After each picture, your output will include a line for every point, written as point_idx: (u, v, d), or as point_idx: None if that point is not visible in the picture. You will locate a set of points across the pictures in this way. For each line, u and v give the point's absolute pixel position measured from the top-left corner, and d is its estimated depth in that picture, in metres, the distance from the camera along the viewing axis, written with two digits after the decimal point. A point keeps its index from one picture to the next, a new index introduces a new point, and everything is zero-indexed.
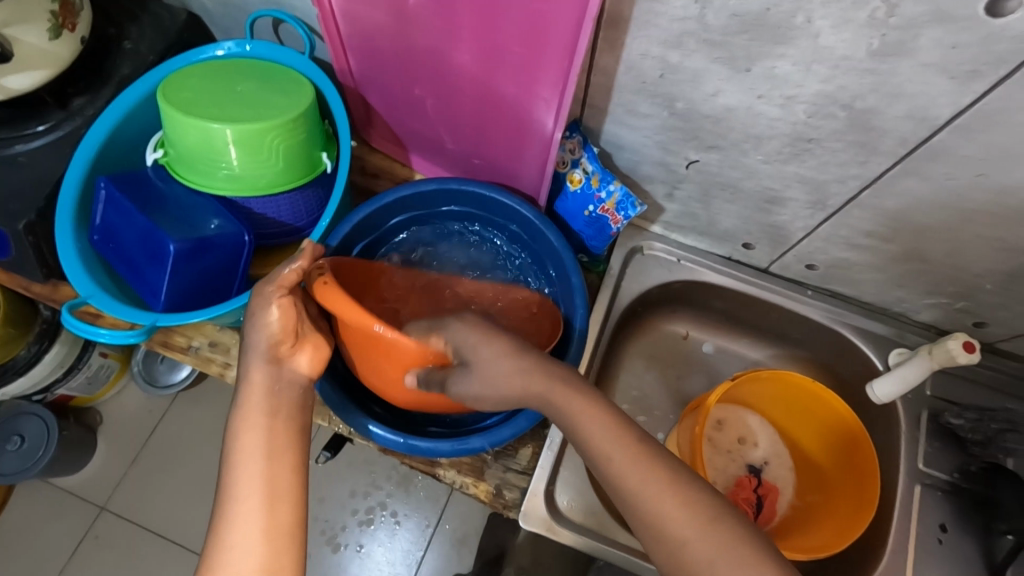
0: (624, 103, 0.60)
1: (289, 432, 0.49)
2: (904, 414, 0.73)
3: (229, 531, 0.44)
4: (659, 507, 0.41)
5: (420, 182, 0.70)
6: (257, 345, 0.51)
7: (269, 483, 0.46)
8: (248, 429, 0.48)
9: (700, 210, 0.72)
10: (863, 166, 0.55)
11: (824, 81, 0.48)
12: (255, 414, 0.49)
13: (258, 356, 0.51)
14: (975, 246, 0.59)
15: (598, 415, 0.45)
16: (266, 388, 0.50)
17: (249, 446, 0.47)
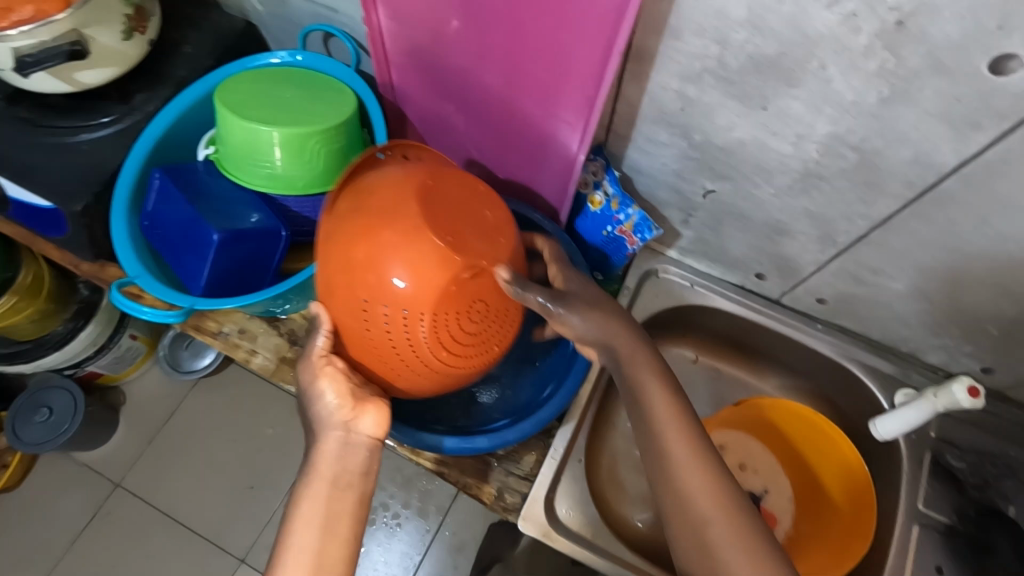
0: (645, 132, 0.63)
1: (348, 501, 0.53)
2: (907, 454, 0.73)
3: None
4: (699, 493, 0.49)
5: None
6: (324, 416, 0.55)
7: (318, 556, 0.51)
8: (308, 498, 0.53)
9: (714, 238, 0.75)
10: (872, 206, 0.58)
11: (834, 123, 0.51)
12: (313, 490, 0.53)
13: (323, 417, 0.55)
14: (980, 291, 0.61)
15: (704, 470, 0.51)
16: (331, 455, 0.54)
17: (308, 521, 0.51)
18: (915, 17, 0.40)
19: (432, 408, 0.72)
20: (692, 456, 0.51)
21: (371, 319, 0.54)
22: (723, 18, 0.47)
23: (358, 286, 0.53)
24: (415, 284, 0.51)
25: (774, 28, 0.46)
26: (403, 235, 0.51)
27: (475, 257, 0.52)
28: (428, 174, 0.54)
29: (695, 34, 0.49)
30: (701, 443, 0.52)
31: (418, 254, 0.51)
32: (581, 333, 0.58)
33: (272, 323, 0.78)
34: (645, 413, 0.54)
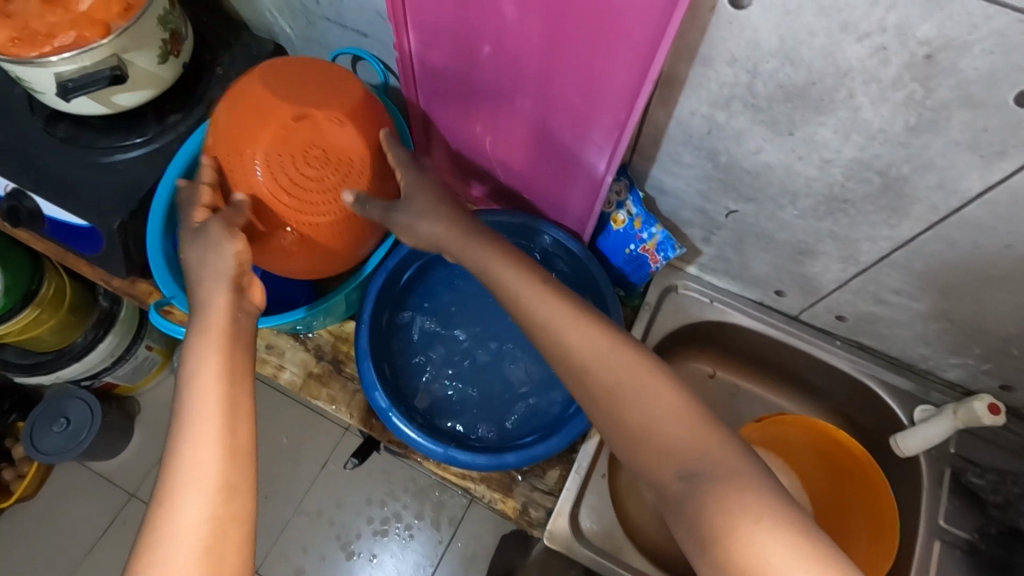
0: (670, 153, 0.65)
1: (247, 357, 0.50)
2: (926, 471, 0.74)
3: (187, 445, 0.45)
4: (600, 362, 0.48)
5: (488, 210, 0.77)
6: (223, 271, 0.52)
7: (229, 407, 0.47)
8: (207, 354, 0.48)
9: (735, 256, 0.76)
10: (894, 228, 0.59)
11: (861, 149, 0.52)
12: (208, 390, 0.47)
13: (224, 312, 0.51)
14: (1002, 311, 0.62)
15: (601, 347, 0.49)
16: (221, 345, 0.49)
17: (207, 420, 0.46)
18: (943, 51, 0.42)
19: (459, 424, 0.73)
20: (584, 335, 0.50)
21: (233, 175, 0.56)
22: (754, 48, 0.48)
23: (231, 160, 0.56)
24: (278, 162, 0.56)
25: (805, 59, 0.47)
26: (269, 117, 0.56)
27: (325, 132, 0.57)
28: (263, 65, 0.57)
29: (726, 63, 0.51)
30: (590, 321, 0.51)
31: (278, 135, 0.56)
32: (428, 234, 0.60)
33: (298, 339, 0.80)
34: (523, 311, 0.53)
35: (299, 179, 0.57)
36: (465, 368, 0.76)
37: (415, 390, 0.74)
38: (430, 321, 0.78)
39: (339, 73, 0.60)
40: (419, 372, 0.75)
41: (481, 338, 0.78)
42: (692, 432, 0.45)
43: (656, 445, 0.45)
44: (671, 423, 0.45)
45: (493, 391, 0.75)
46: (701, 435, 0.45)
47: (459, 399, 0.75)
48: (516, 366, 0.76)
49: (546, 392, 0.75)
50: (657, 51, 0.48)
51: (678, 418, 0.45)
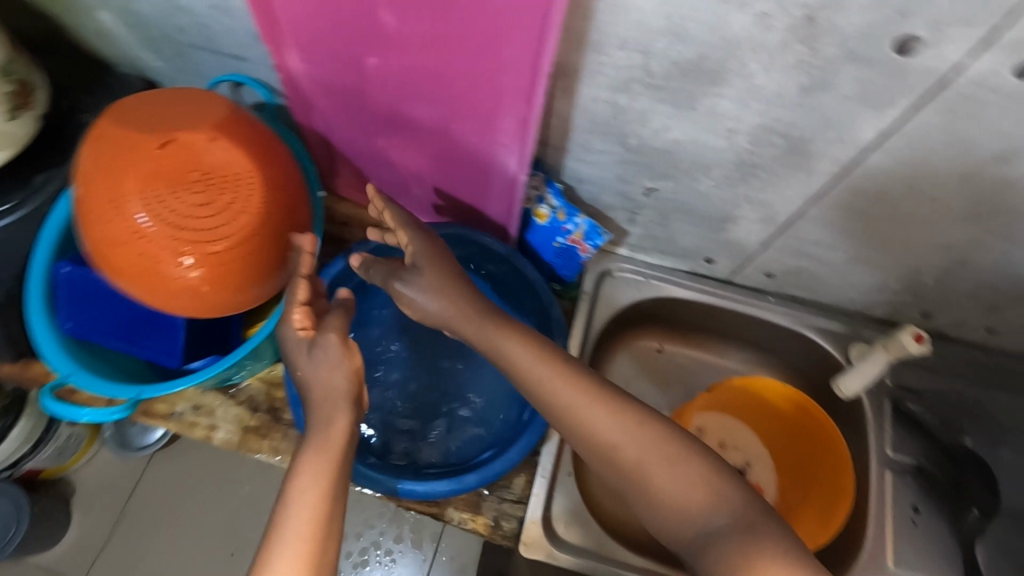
0: (581, 142, 0.64)
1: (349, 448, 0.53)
2: (868, 406, 0.78)
3: (292, 516, 0.47)
4: (607, 434, 0.50)
5: (404, 227, 0.74)
6: (358, 370, 0.55)
7: (337, 485, 0.49)
8: (319, 436, 0.52)
9: (662, 231, 0.76)
10: (806, 185, 0.60)
11: (761, 114, 0.53)
12: (298, 480, 0.49)
13: (332, 412, 0.53)
14: (914, 246, 0.65)
15: (613, 424, 0.50)
16: (320, 449, 0.51)
17: (305, 509, 0.47)
18: (822, 11, 0.42)
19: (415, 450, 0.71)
20: (590, 410, 0.51)
21: (114, 223, 0.55)
22: (643, 29, 0.47)
23: (109, 208, 0.55)
24: (159, 199, 0.55)
25: (694, 33, 0.46)
26: (137, 155, 0.54)
27: (201, 157, 0.56)
28: (124, 105, 0.57)
29: (618, 46, 0.50)
30: (603, 392, 0.52)
31: (151, 173, 0.54)
32: (425, 308, 0.61)
33: (227, 393, 0.74)
34: (521, 374, 0.54)
35: (183, 212, 0.55)
36: (412, 392, 0.74)
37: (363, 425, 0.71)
38: (368, 351, 0.76)
39: (204, 97, 0.58)
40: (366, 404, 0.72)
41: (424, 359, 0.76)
42: (725, 510, 0.46)
43: (665, 509, 0.47)
44: (693, 497, 0.47)
45: (445, 410, 0.74)
46: (736, 513, 0.46)
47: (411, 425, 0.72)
48: (464, 381, 0.75)
49: (497, 401, 0.73)
50: (546, 43, 0.46)
51: (706, 498, 0.46)
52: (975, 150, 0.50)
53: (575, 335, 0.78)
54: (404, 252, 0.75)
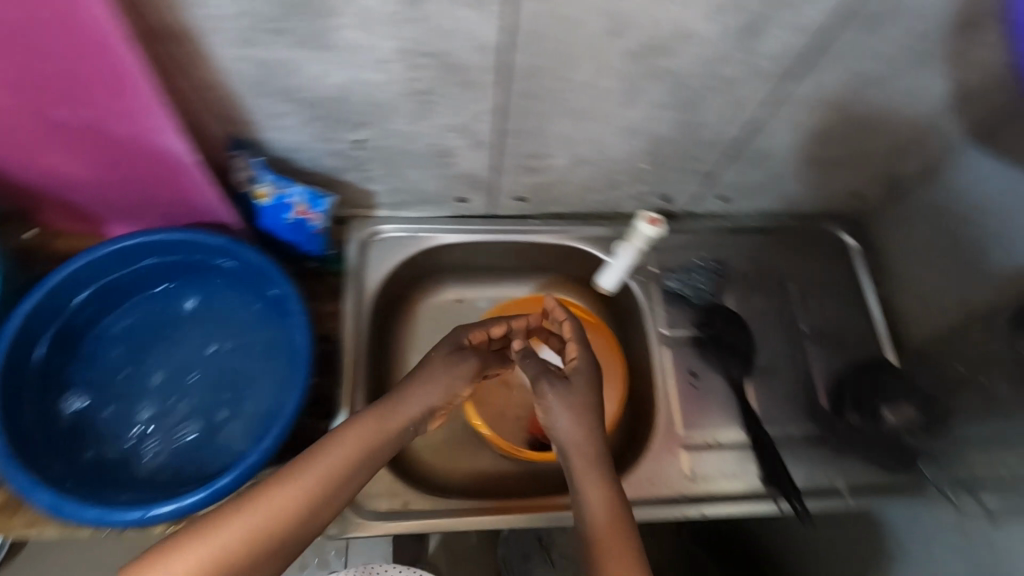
0: (259, 109, 0.60)
1: (335, 485, 0.56)
2: (639, 292, 0.84)
3: (227, 520, 0.52)
4: (600, 513, 0.57)
5: (97, 244, 0.64)
6: (449, 373, 0.65)
7: (286, 510, 0.53)
8: (345, 442, 0.57)
9: (402, 182, 0.76)
10: (483, 101, 0.60)
11: (394, 38, 0.52)
12: (286, 492, 0.53)
13: (411, 415, 0.62)
14: (613, 138, 0.68)
15: (591, 461, 0.61)
16: (361, 449, 0.57)
17: (266, 510, 0.52)
18: None
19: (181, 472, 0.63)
20: (594, 438, 0.62)
21: None
22: None
23: None
24: None
25: None
26: None
27: None
28: None
29: None
30: (600, 449, 0.61)
31: None
32: (419, 400, 0.62)
33: None
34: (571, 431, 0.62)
35: None
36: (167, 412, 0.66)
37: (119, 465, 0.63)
38: (95, 387, 0.67)
39: None
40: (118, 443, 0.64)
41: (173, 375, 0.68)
42: None
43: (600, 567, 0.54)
44: (608, 529, 0.56)
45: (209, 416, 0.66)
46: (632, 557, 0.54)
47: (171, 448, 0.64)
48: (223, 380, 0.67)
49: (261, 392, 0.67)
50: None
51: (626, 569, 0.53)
52: (591, 33, 0.52)
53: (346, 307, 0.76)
54: (125, 261, 0.66)
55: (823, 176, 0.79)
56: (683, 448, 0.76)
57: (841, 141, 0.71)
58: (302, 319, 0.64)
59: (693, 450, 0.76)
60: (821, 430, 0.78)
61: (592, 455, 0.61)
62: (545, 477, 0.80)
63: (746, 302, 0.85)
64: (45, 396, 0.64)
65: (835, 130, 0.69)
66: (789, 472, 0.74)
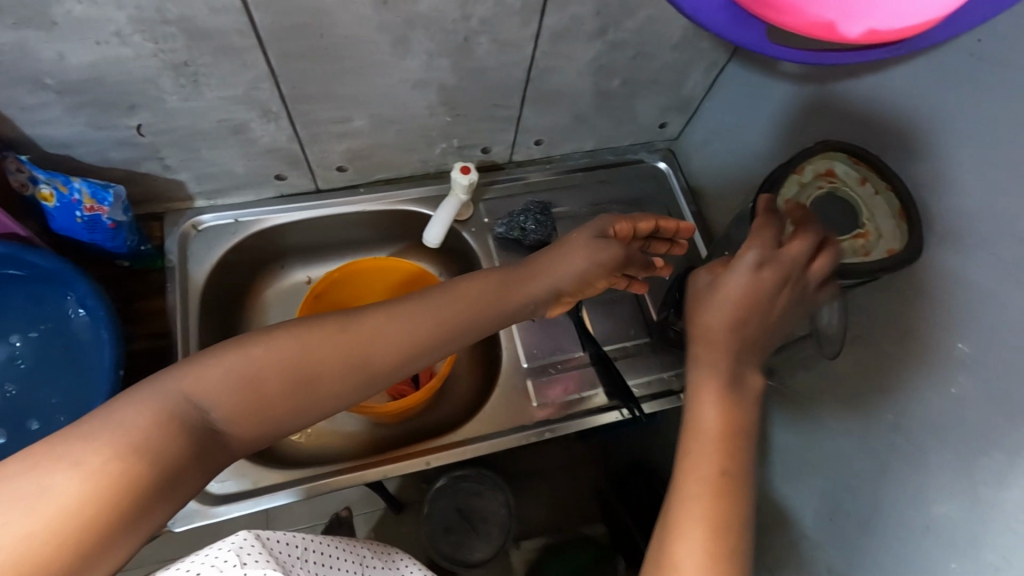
0: (10, 102, 0.58)
1: (389, 363, 0.51)
2: (474, 243, 0.87)
3: (209, 368, 0.44)
4: (705, 422, 0.50)
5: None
6: (485, 285, 0.57)
7: (314, 372, 0.47)
8: (330, 337, 0.49)
9: (207, 166, 0.74)
10: (251, 67, 0.61)
11: (123, 8, 0.51)
12: (374, 320, 0.51)
13: (536, 290, 0.59)
14: (402, 92, 0.70)
15: (722, 383, 0.50)
16: (445, 316, 0.54)
17: (323, 355, 0.48)
18: None
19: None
20: (738, 338, 0.51)
21: None
22: None
23: None
24: None
25: None
26: None
27: None
28: None
29: None
30: (746, 340, 0.51)
31: None
32: (450, 323, 0.54)
33: None
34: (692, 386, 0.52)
35: None
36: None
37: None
38: None
39: None
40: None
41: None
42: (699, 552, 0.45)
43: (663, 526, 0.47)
44: (705, 451, 0.49)
45: (66, 398, 0.64)
46: (716, 487, 0.47)
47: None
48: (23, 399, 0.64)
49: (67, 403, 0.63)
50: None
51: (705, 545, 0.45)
52: None
53: (171, 300, 0.75)
54: None
55: (621, 108, 0.85)
56: (529, 379, 0.80)
57: (621, 72, 0.77)
58: (102, 313, 0.63)
59: (539, 379, 0.80)
60: (654, 340, 0.85)
61: (716, 338, 0.51)
62: (408, 432, 0.83)
63: None
64: None
65: (611, 61, 0.75)
66: (626, 381, 0.80)
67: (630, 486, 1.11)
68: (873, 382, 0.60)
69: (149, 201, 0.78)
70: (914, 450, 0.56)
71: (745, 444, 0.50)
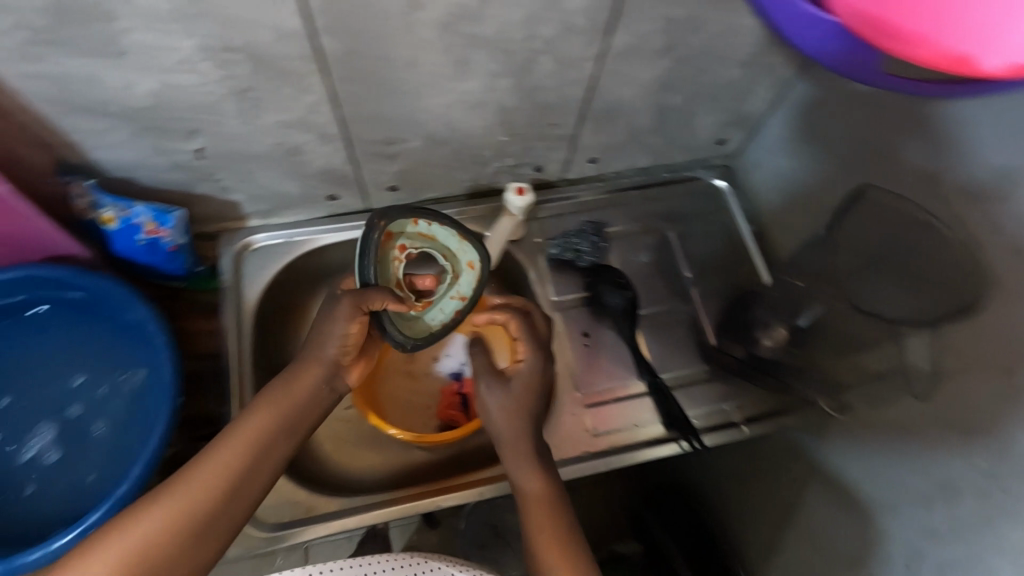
0: (76, 127, 0.58)
1: (266, 452, 0.56)
2: (526, 265, 0.85)
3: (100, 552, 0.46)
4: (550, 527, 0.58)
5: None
6: (261, 406, 0.58)
7: (203, 497, 0.51)
8: (189, 485, 0.51)
9: (261, 187, 0.74)
10: (311, 90, 0.59)
11: (189, 36, 0.50)
12: (223, 454, 0.53)
13: (307, 387, 0.60)
14: (458, 112, 0.68)
15: (520, 435, 0.63)
16: (258, 425, 0.56)
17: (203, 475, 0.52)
18: None
19: (31, 519, 0.58)
20: (517, 427, 0.63)
21: None
22: None
23: None
24: None
25: None
26: None
27: None
28: None
29: None
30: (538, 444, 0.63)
31: None
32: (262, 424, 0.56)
33: None
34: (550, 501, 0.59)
35: None
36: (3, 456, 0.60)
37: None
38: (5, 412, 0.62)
39: None
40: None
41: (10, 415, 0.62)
42: None
43: None
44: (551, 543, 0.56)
45: (126, 422, 0.63)
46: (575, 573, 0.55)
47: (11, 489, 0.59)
48: (77, 412, 0.62)
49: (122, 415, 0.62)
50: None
51: None
52: (394, 8, 0.52)
53: (225, 322, 0.75)
54: None
55: (680, 125, 0.82)
56: (585, 407, 0.77)
57: (685, 89, 0.74)
58: (161, 339, 0.62)
59: (594, 408, 0.77)
60: (712, 368, 0.81)
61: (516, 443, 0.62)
62: (464, 459, 0.80)
63: (629, 258, 0.88)
64: None
65: (675, 78, 0.71)
66: (686, 413, 0.77)
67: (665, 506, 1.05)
68: (953, 422, 0.54)
69: (203, 221, 0.77)
70: (978, 505, 0.53)
71: (559, 491, 0.61)
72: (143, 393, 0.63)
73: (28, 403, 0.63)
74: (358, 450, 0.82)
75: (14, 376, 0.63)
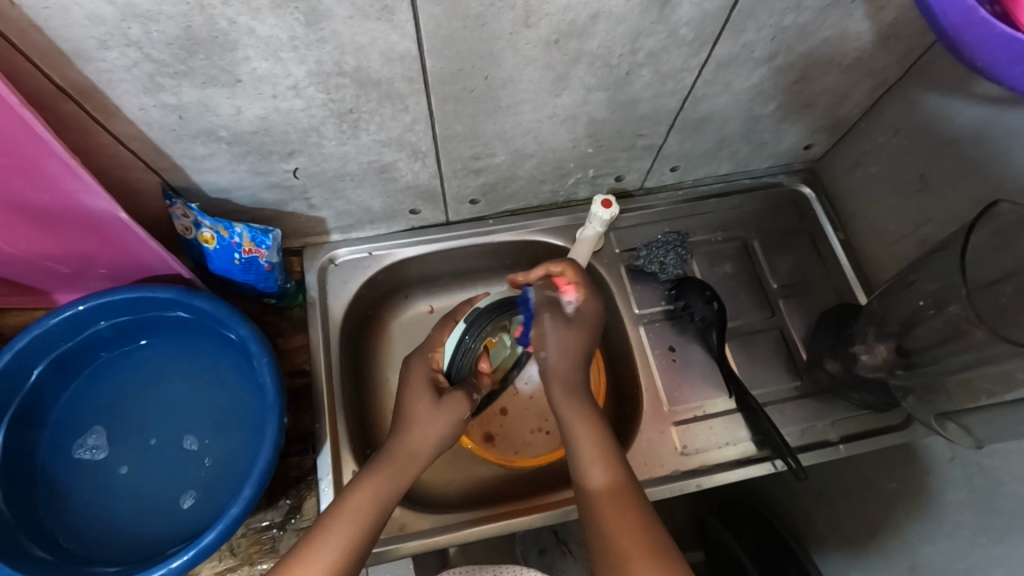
0: (183, 153, 0.59)
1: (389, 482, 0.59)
2: (607, 277, 0.83)
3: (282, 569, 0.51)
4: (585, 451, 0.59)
5: (59, 306, 0.61)
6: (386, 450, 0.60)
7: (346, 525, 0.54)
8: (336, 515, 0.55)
9: (347, 204, 0.74)
10: (410, 110, 0.59)
11: (302, 63, 0.50)
12: (351, 497, 0.56)
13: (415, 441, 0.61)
14: (548, 126, 0.67)
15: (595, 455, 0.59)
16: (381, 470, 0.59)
17: (356, 485, 0.57)
18: None
19: (145, 537, 0.61)
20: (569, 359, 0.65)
21: None
22: (100, 21, 0.43)
23: None
24: None
25: (153, 9, 0.43)
26: None
27: None
28: None
29: (100, 48, 0.45)
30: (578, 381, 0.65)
31: None
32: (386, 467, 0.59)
33: None
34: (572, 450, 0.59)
35: None
36: (120, 476, 0.63)
37: (68, 534, 0.60)
38: (123, 431, 0.65)
39: None
40: (67, 517, 0.61)
41: (123, 437, 0.65)
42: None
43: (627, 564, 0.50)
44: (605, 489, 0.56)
45: (233, 443, 0.65)
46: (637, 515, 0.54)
47: (128, 508, 0.62)
48: (183, 435, 0.65)
49: (226, 437, 0.65)
50: None
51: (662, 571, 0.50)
52: (504, 27, 0.51)
53: (315, 335, 0.76)
54: (81, 311, 0.62)
55: (771, 132, 0.78)
56: (672, 424, 0.76)
57: (781, 96, 0.71)
58: (264, 359, 0.62)
59: (683, 425, 0.76)
60: (805, 385, 0.78)
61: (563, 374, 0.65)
62: (545, 478, 0.80)
63: (714, 270, 0.85)
64: (67, 462, 0.63)
65: (772, 86, 0.69)
66: (780, 432, 0.74)
67: (734, 513, 0.93)
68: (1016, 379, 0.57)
69: (290, 237, 0.78)
70: None
71: (631, 488, 0.56)
72: (251, 412, 0.66)
73: (140, 426, 0.66)
74: (442, 464, 0.81)
75: (128, 399, 0.67)
